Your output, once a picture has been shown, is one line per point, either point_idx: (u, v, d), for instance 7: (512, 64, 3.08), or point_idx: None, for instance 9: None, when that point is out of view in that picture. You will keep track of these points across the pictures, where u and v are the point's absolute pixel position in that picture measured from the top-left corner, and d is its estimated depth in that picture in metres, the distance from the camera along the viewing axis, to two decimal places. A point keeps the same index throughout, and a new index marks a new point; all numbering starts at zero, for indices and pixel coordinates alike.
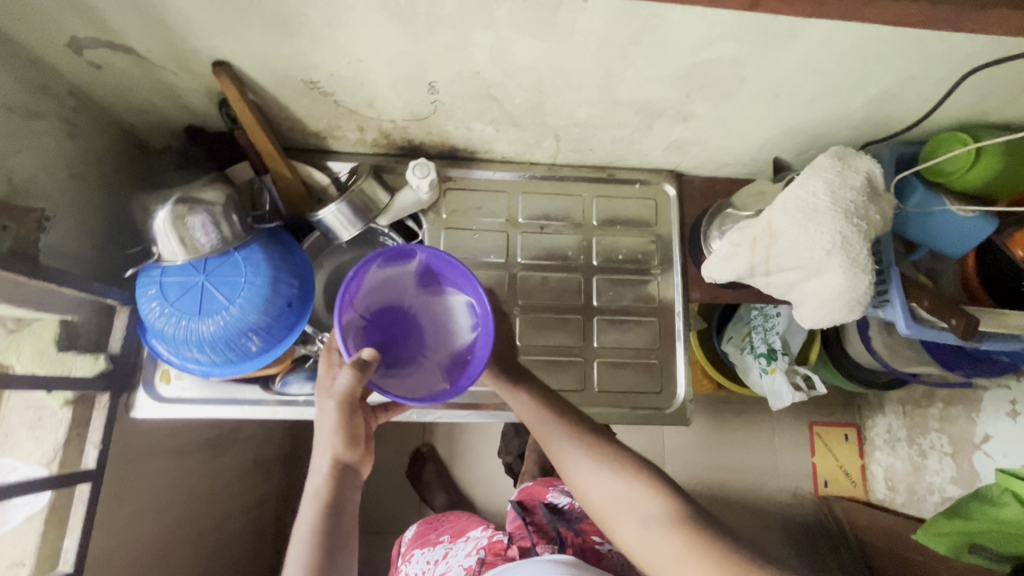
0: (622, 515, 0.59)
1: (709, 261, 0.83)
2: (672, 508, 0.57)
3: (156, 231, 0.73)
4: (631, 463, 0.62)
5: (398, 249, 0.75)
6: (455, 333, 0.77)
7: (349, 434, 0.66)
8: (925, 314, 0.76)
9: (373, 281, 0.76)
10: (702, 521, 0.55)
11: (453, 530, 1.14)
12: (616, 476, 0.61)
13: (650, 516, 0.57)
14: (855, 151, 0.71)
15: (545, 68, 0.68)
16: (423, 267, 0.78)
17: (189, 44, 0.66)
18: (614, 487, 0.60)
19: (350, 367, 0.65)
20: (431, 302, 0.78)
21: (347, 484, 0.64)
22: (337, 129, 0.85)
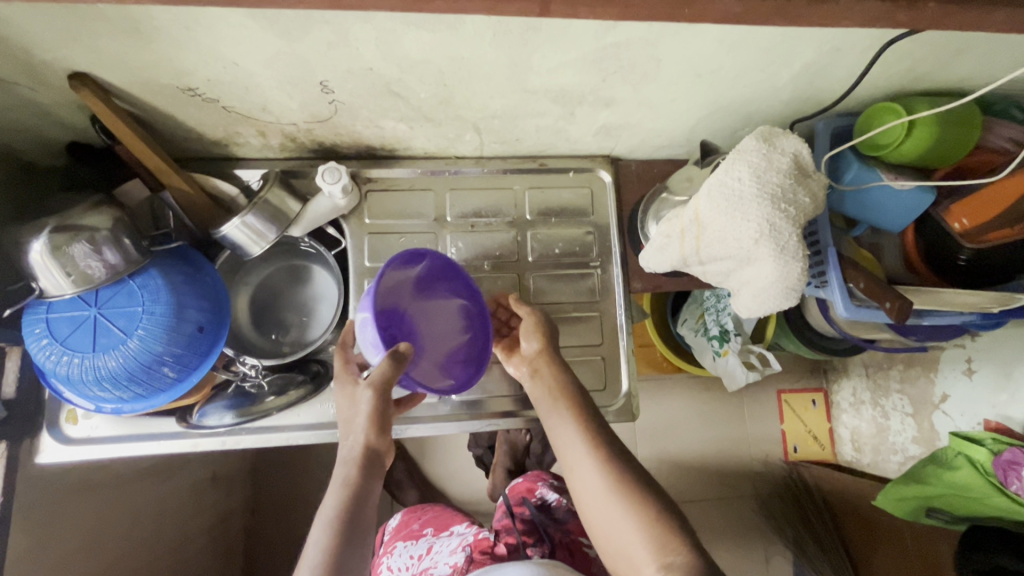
0: (616, 543, 0.60)
1: (645, 252, 0.79)
2: (686, 557, 0.55)
3: (34, 265, 0.66)
4: (631, 488, 0.61)
5: (413, 253, 0.73)
6: (447, 336, 0.79)
7: (379, 422, 0.65)
8: (861, 294, 0.73)
9: (389, 281, 0.73)
10: (709, 574, 0.54)
11: (437, 522, 1.10)
12: (636, 515, 0.59)
13: (669, 564, 0.55)
14: (782, 131, 0.67)
15: (443, 60, 0.62)
16: (425, 270, 0.77)
17: (34, 56, 0.58)
18: (613, 514, 0.60)
19: (388, 358, 0.66)
20: (424, 306, 0.79)
21: (373, 472, 0.63)
22: (236, 135, 0.78)
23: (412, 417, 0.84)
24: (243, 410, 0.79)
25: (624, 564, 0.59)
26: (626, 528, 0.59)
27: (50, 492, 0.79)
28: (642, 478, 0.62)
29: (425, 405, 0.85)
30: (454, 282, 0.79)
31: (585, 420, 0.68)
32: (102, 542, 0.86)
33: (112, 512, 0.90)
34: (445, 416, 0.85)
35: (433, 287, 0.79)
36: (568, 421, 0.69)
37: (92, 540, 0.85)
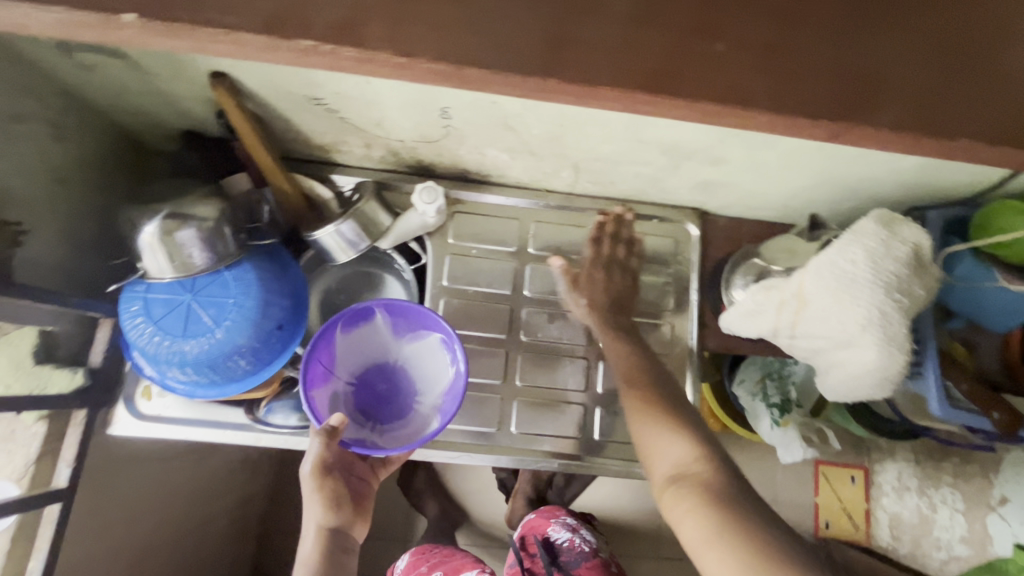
0: (652, 445, 0.64)
1: (728, 313, 0.76)
2: (710, 472, 0.58)
3: (142, 246, 0.69)
4: (664, 408, 0.66)
5: (356, 311, 0.77)
6: (438, 372, 0.79)
7: (330, 501, 0.72)
8: (958, 395, 0.70)
9: (345, 346, 0.78)
10: (726, 488, 0.57)
11: (445, 564, 1.06)
12: (672, 431, 0.63)
13: (692, 473, 0.59)
14: (903, 218, 0.64)
15: (568, 103, 0.63)
16: (384, 320, 0.79)
17: (186, 55, 0.61)
18: (666, 439, 0.63)
19: (318, 434, 0.68)
20: (407, 350, 0.81)
21: (337, 549, 0.70)
22: (342, 144, 0.80)
23: (465, 446, 0.83)
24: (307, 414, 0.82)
25: (655, 460, 0.63)
26: (671, 443, 0.62)
27: (107, 462, 0.80)
28: (675, 404, 0.67)
29: (481, 434, 0.84)
30: (420, 318, 0.79)
31: (630, 349, 0.75)
32: (141, 514, 0.88)
33: (156, 486, 0.91)
34: (501, 448, 0.84)
35: (401, 331, 0.80)
36: (624, 347, 0.75)
37: (135, 509, 0.86)
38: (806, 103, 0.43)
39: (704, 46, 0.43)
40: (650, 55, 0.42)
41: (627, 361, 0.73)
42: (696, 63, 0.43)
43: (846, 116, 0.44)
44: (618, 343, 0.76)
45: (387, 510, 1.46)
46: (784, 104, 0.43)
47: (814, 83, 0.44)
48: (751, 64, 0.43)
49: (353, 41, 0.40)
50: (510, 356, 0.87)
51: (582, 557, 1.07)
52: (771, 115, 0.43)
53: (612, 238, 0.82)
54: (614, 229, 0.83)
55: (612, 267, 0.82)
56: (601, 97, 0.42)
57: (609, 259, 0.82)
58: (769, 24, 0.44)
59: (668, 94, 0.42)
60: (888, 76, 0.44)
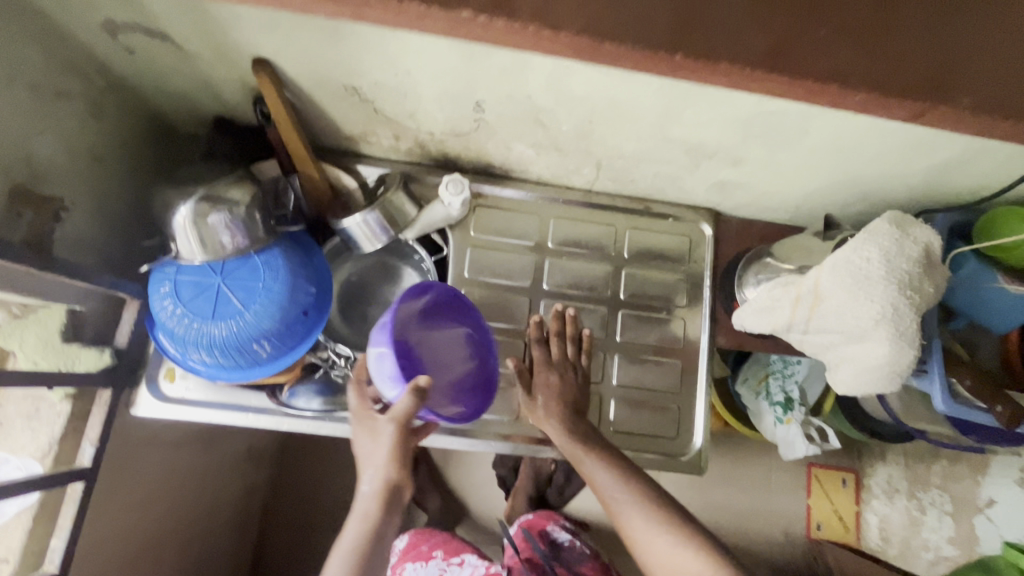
0: (677, 569, 0.67)
1: (743, 309, 0.79)
2: None
3: (176, 227, 0.69)
4: (674, 520, 0.70)
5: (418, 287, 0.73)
6: (454, 363, 0.77)
7: (401, 459, 0.70)
8: (963, 394, 0.73)
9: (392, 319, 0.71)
10: None
11: (447, 545, 1.07)
12: (695, 551, 0.67)
13: None
14: (914, 219, 0.67)
15: (602, 100, 0.66)
16: (429, 302, 0.76)
17: (232, 40, 0.62)
18: (687, 561, 0.67)
19: (410, 392, 0.65)
20: (431, 335, 0.76)
21: (393, 508, 0.70)
22: (372, 135, 0.81)
23: (481, 434, 0.85)
24: (330, 398, 0.82)
25: None
26: (694, 564, 0.66)
27: (126, 443, 0.80)
28: (684, 516, 0.71)
29: (499, 423, 0.86)
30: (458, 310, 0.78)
31: (613, 459, 0.76)
32: (153, 498, 0.88)
33: (169, 471, 0.91)
34: (518, 437, 0.86)
35: (435, 316, 0.77)
36: (599, 461, 0.76)
37: (148, 492, 0.86)
38: (905, 84, 0.43)
39: (810, 28, 0.43)
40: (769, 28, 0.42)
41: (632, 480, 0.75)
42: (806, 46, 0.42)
43: (934, 96, 0.44)
44: (600, 465, 0.76)
45: None
46: (880, 85, 0.43)
47: (915, 64, 0.43)
48: (852, 48, 0.43)
49: (511, 14, 0.40)
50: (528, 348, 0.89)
51: (584, 558, 1.09)
52: (865, 96, 0.43)
53: (558, 336, 0.86)
54: (562, 328, 0.86)
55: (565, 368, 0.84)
56: (717, 74, 0.42)
57: (564, 359, 0.85)
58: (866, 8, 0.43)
59: (777, 72, 0.42)
60: (988, 62, 0.44)
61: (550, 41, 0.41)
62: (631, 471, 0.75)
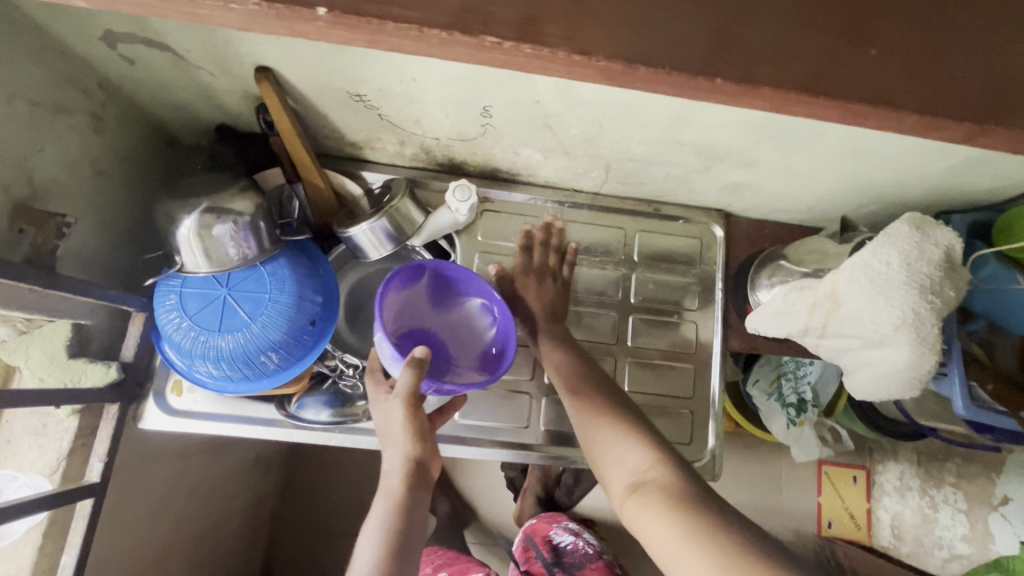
0: (614, 458, 0.65)
1: (756, 313, 0.78)
2: (668, 476, 0.60)
3: (181, 239, 0.69)
4: (626, 418, 0.68)
5: (410, 266, 0.72)
6: (478, 337, 0.75)
7: (417, 433, 0.66)
8: (982, 395, 0.72)
9: (396, 305, 0.72)
10: (690, 489, 0.58)
11: (451, 567, 1.06)
12: (634, 441, 0.65)
13: (650, 478, 0.60)
14: (934, 221, 0.66)
15: (611, 104, 0.64)
16: (431, 282, 0.75)
17: (233, 49, 0.61)
18: (625, 452, 0.65)
19: (409, 366, 0.62)
20: (447, 315, 0.76)
21: (419, 484, 0.65)
22: (376, 141, 0.80)
23: (492, 442, 0.84)
24: (338, 409, 0.80)
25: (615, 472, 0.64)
26: (631, 452, 0.64)
27: (134, 457, 0.80)
28: (639, 419, 0.69)
29: (509, 431, 0.85)
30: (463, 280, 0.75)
31: (584, 364, 0.77)
32: (162, 511, 0.87)
33: (177, 482, 0.90)
34: (528, 445, 0.85)
35: (444, 293, 0.76)
36: (563, 360, 0.78)
37: (157, 504, 0.86)
38: (958, 106, 0.38)
39: (857, 51, 0.38)
40: (812, 50, 0.38)
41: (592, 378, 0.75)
42: (856, 70, 0.38)
43: (990, 118, 0.39)
44: (558, 363, 0.78)
45: None
46: (931, 105, 0.38)
47: (969, 82, 0.38)
48: (904, 70, 0.38)
49: (535, 39, 0.36)
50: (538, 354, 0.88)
51: (587, 558, 1.10)
52: (913, 118, 0.39)
53: (542, 246, 0.86)
54: (545, 238, 0.86)
55: (545, 275, 0.85)
56: (754, 97, 0.38)
57: (544, 266, 0.85)
58: (923, 21, 0.38)
59: (821, 97, 0.38)
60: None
61: (580, 66, 0.37)
62: (595, 374, 0.76)
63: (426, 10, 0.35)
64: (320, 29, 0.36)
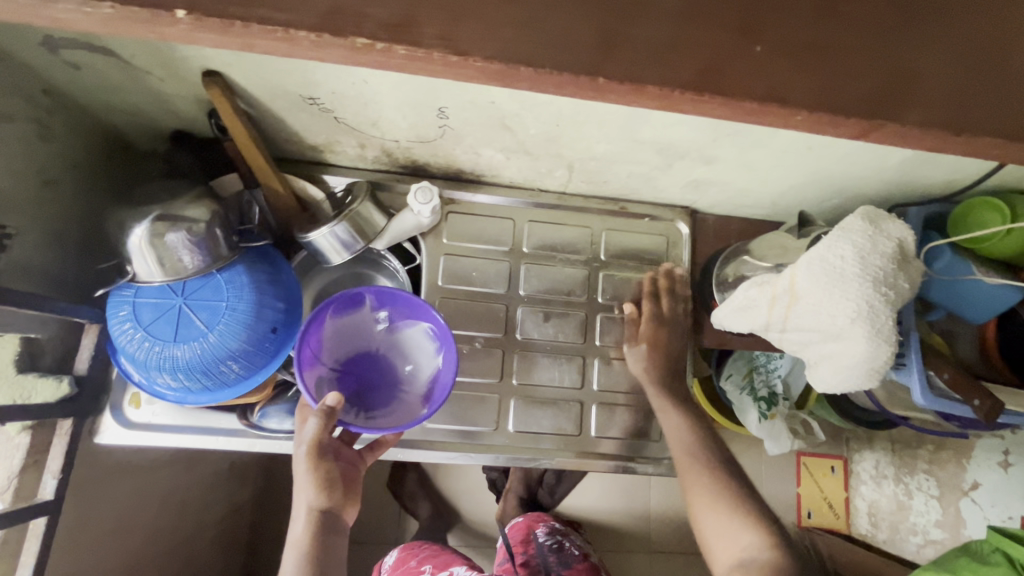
0: (716, 532, 0.69)
1: (720, 309, 0.78)
2: (778, 559, 0.64)
3: (131, 248, 0.67)
4: (727, 489, 0.72)
5: (348, 296, 0.75)
6: (424, 361, 0.78)
7: (324, 481, 0.68)
8: (939, 385, 0.74)
9: (337, 332, 0.76)
10: (794, 572, 0.62)
11: (435, 559, 1.05)
12: (741, 519, 0.69)
13: (758, 559, 0.64)
14: (887, 214, 0.66)
15: (567, 104, 0.64)
16: (376, 308, 0.78)
17: (178, 53, 0.59)
18: (729, 526, 0.68)
19: (315, 414, 0.67)
20: (395, 338, 0.79)
21: (329, 531, 0.66)
22: (336, 144, 0.79)
23: (460, 446, 0.84)
24: None
25: (719, 547, 0.68)
26: (735, 529, 0.68)
27: (94, 472, 0.78)
28: (739, 488, 0.73)
29: (479, 433, 0.84)
30: (409, 307, 0.78)
31: (694, 424, 0.80)
32: (127, 526, 0.85)
33: (143, 496, 0.88)
34: (499, 447, 0.84)
35: (391, 318, 0.79)
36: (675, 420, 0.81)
37: (122, 520, 0.84)
38: (846, 102, 0.40)
39: (743, 46, 0.39)
40: (698, 47, 0.39)
41: (689, 441, 0.79)
42: (743, 66, 0.39)
43: (879, 114, 0.41)
44: (678, 424, 0.81)
45: (377, 513, 1.44)
46: (819, 101, 0.40)
47: (854, 80, 0.40)
48: (791, 65, 0.40)
49: (410, 40, 0.36)
50: (507, 355, 0.87)
51: (574, 559, 1.09)
52: (804, 115, 0.40)
53: (669, 294, 0.89)
54: (654, 288, 0.90)
55: (670, 324, 0.88)
56: (644, 97, 0.39)
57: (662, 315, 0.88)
58: (809, 17, 0.40)
59: (710, 95, 0.39)
60: (927, 81, 0.41)
61: (477, 72, 0.37)
62: (697, 441, 0.79)
63: (294, 11, 0.36)
64: (259, 34, 0.36)
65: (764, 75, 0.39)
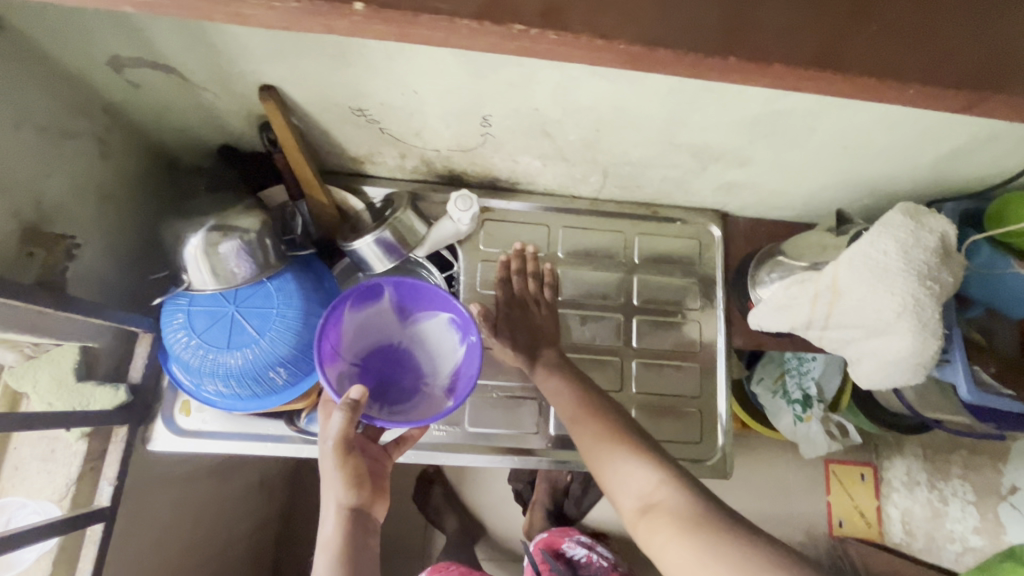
0: (619, 477, 0.63)
1: (759, 309, 0.79)
2: (675, 497, 0.58)
3: (188, 258, 0.69)
4: (621, 433, 0.67)
5: (367, 288, 0.74)
6: (445, 353, 0.78)
7: (352, 478, 0.66)
8: (986, 378, 0.74)
9: (355, 326, 0.75)
10: (693, 507, 0.56)
11: None
12: (634, 461, 0.63)
13: (656, 500, 0.58)
14: (927, 210, 0.67)
15: (607, 109, 0.66)
16: (393, 300, 0.77)
17: (238, 68, 0.62)
18: (632, 470, 0.63)
19: (341, 410, 0.64)
20: (414, 330, 0.79)
21: (359, 527, 0.65)
22: (377, 155, 0.81)
23: (502, 450, 0.84)
24: None
25: (617, 484, 0.63)
26: (636, 471, 0.62)
27: (143, 480, 0.79)
28: (637, 435, 0.67)
29: (520, 436, 0.85)
30: (427, 298, 0.77)
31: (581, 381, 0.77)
32: (170, 537, 0.86)
33: (185, 507, 0.89)
34: (539, 451, 0.85)
35: (408, 310, 0.78)
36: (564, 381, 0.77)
37: (165, 529, 0.84)
38: (962, 76, 0.36)
39: (859, 22, 0.36)
40: (813, 23, 0.36)
41: (570, 396, 0.74)
42: (859, 39, 0.36)
43: (999, 84, 0.37)
44: (561, 384, 0.76)
45: (403, 527, 1.43)
46: (934, 77, 0.36)
47: (973, 50, 0.36)
48: (906, 39, 0.36)
49: None
50: None
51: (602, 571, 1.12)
52: (918, 91, 0.36)
53: (521, 274, 0.86)
54: (522, 265, 0.86)
55: (528, 305, 0.85)
56: (757, 76, 0.36)
57: (525, 295, 0.85)
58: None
59: (831, 71, 0.36)
60: None
61: (600, 51, 0.35)
62: (594, 394, 0.74)
63: None
64: (356, 25, 0.34)
65: (878, 50, 0.36)
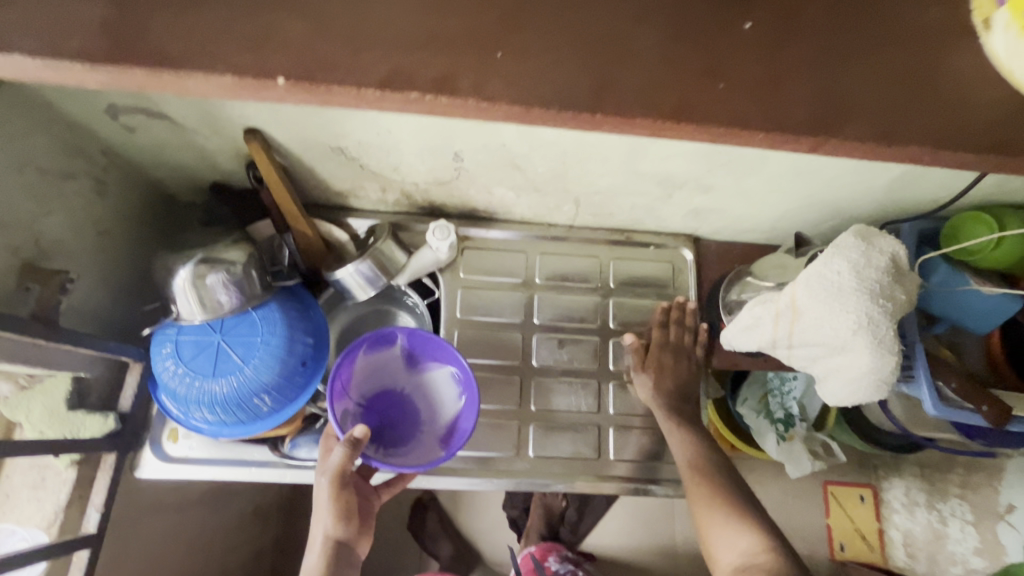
0: (718, 536, 0.71)
1: (728, 330, 0.81)
2: (774, 560, 0.65)
3: (176, 289, 0.73)
4: (721, 491, 0.75)
5: (380, 335, 0.79)
6: (446, 404, 0.80)
7: (342, 513, 0.69)
8: (949, 394, 0.74)
9: (364, 369, 0.79)
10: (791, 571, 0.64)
11: None
12: (738, 523, 0.71)
13: (757, 562, 0.66)
14: (878, 231, 0.70)
15: (571, 143, 0.70)
16: (403, 348, 0.81)
17: (226, 113, 0.67)
18: (729, 530, 0.71)
19: (342, 446, 0.66)
20: (420, 378, 0.82)
21: (342, 563, 0.68)
22: (360, 189, 0.86)
23: (481, 473, 0.85)
24: None
25: (719, 541, 0.71)
26: (737, 532, 0.70)
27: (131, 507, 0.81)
28: (734, 492, 0.75)
29: (501, 459, 0.87)
30: (436, 349, 0.81)
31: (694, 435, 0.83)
32: (157, 565, 0.87)
33: (174, 535, 0.91)
34: (521, 473, 0.86)
35: (417, 359, 0.82)
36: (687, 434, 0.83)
37: (153, 557, 0.86)
38: (794, 122, 0.44)
39: (709, 85, 0.44)
40: (673, 88, 0.43)
41: (686, 450, 0.81)
42: (708, 101, 0.43)
43: (829, 132, 0.44)
44: (683, 439, 0.83)
45: (397, 557, 1.42)
46: (775, 124, 0.44)
47: (801, 105, 0.44)
48: (750, 98, 0.44)
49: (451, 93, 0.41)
50: (524, 383, 0.91)
51: None
52: (764, 136, 0.44)
53: (677, 324, 0.91)
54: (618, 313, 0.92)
55: (679, 352, 0.90)
56: (634, 128, 0.43)
57: (681, 345, 0.91)
58: (759, 59, 0.44)
59: (686, 122, 0.43)
60: (863, 103, 0.45)
61: (490, 111, 0.42)
62: (707, 451, 0.81)
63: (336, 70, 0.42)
64: (277, 95, 0.41)
65: (727, 107, 0.43)
